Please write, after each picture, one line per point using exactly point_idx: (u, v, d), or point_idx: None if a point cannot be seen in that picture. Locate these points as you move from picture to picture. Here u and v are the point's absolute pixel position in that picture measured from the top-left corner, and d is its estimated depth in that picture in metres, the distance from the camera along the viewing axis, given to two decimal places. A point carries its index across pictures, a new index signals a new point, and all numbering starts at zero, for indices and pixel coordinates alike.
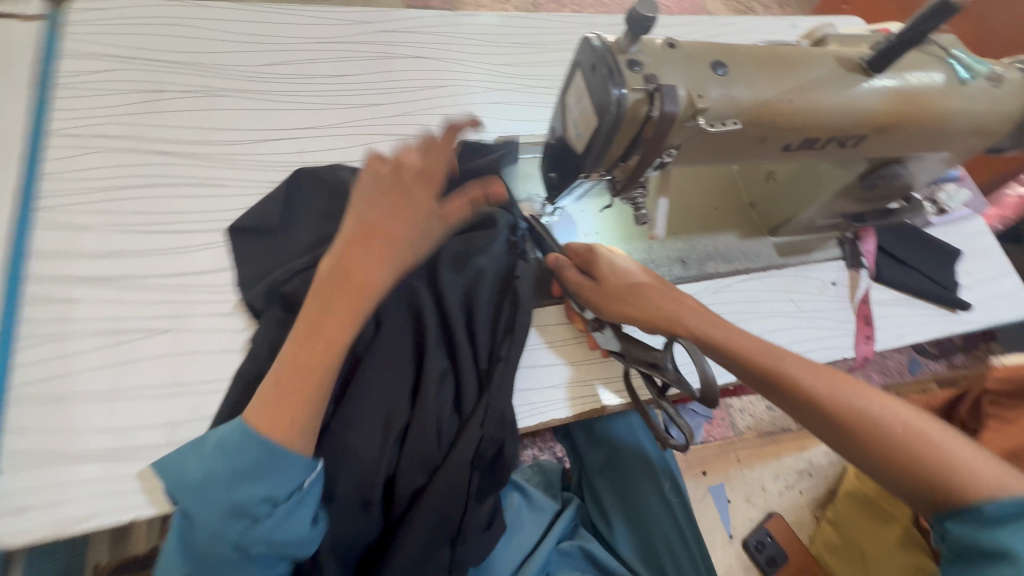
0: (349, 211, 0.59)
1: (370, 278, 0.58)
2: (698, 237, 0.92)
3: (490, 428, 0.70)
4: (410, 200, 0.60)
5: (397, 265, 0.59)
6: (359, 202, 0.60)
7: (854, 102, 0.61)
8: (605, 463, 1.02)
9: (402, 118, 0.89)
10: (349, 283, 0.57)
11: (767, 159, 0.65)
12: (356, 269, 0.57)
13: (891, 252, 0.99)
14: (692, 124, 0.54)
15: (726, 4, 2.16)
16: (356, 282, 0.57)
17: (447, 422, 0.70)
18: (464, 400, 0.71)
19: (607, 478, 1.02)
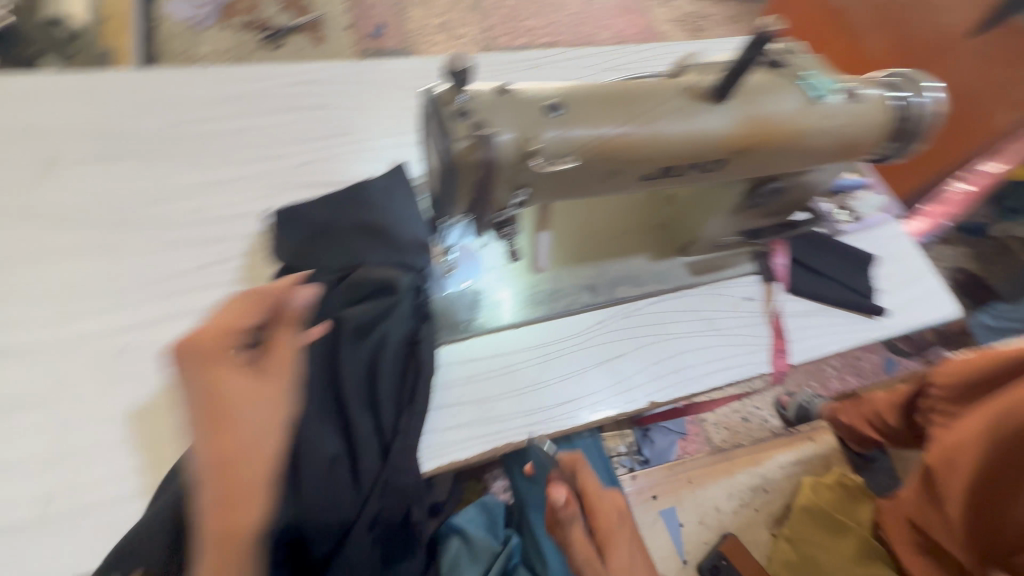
0: (226, 427, 0.45)
1: (254, 451, 0.45)
2: (606, 263, 0.93)
3: (389, 501, 0.69)
4: (264, 403, 0.47)
5: (276, 428, 0.47)
6: (230, 410, 0.45)
7: (703, 129, 0.63)
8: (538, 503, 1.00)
9: (305, 167, 0.91)
10: (225, 490, 0.43)
11: (632, 188, 0.66)
12: (222, 429, 0.45)
13: (805, 262, 1.00)
14: (530, 165, 0.56)
15: (676, 24, 2.21)
16: (243, 461, 0.44)
17: (342, 500, 0.67)
18: (361, 476, 0.68)
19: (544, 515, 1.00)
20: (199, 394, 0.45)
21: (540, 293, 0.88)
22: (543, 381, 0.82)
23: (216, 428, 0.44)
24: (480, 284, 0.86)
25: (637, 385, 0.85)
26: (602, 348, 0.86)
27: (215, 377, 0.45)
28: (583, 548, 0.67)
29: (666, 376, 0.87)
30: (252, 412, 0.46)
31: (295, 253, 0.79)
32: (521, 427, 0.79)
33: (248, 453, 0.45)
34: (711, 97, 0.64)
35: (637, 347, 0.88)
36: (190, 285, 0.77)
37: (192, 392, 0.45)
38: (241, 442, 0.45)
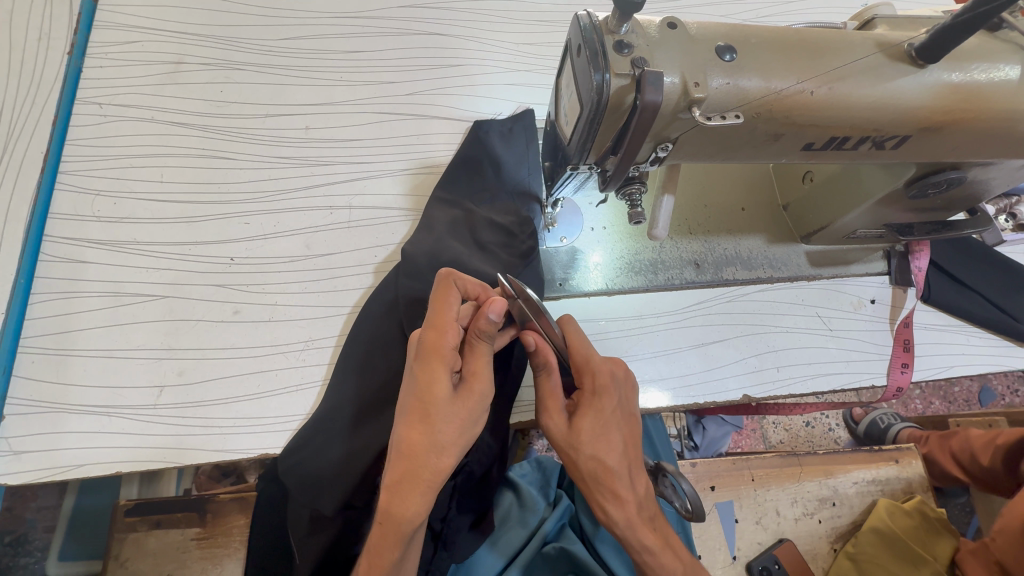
0: (422, 427, 0.49)
1: (436, 458, 0.49)
2: (717, 239, 0.84)
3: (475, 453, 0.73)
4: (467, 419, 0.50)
5: (459, 445, 0.50)
6: (429, 412, 0.49)
7: (895, 97, 0.53)
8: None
9: (411, 97, 0.87)
10: (406, 476, 0.48)
11: (787, 158, 0.58)
12: (429, 427, 0.49)
13: (948, 270, 0.87)
14: (687, 117, 0.49)
15: None
16: (425, 459, 0.49)
17: None
18: None
19: None
20: (421, 390, 0.50)
21: (640, 262, 0.81)
22: (632, 355, 0.77)
23: (425, 431, 0.49)
24: (578, 243, 0.81)
25: (732, 376, 0.78)
26: (700, 331, 0.80)
27: (433, 381, 0.50)
28: (549, 402, 0.62)
29: (765, 371, 0.79)
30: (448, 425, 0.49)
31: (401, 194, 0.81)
32: None
33: (431, 460, 0.49)
34: (912, 58, 0.53)
35: (741, 336, 0.80)
36: (294, 205, 0.77)
37: (416, 382, 0.51)
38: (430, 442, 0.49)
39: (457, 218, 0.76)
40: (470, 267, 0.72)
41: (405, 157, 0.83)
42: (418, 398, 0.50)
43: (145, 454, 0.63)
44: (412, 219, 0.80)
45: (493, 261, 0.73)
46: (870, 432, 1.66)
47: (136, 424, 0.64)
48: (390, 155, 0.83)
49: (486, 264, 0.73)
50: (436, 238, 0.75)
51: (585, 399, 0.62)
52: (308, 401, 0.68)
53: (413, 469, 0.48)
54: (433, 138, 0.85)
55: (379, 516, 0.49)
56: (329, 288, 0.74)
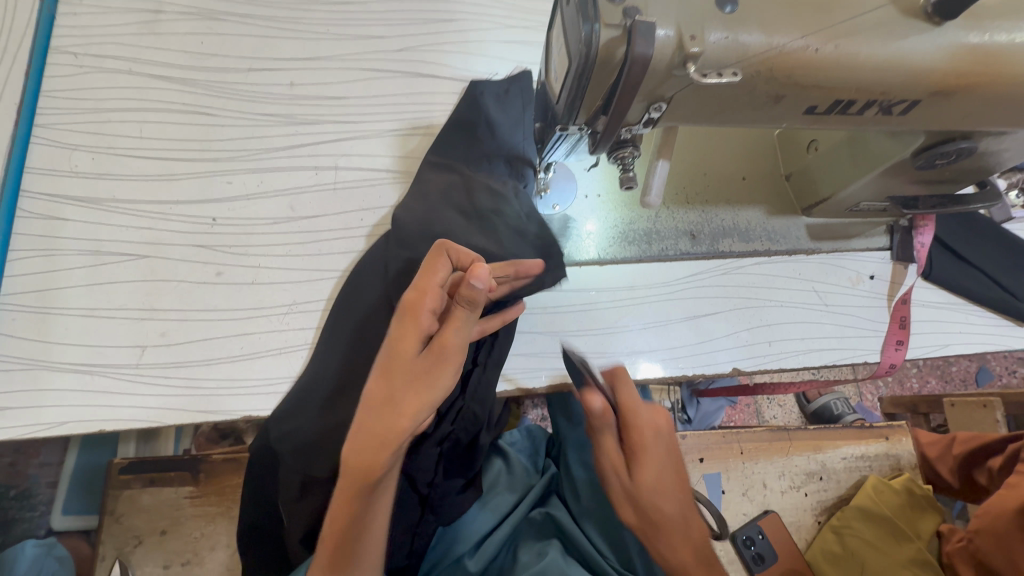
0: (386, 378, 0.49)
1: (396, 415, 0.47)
2: (715, 210, 0.82)
3: (463, 422, 0.72)
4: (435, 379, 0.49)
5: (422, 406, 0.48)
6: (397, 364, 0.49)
7: (906, 57, 0.49)
8: (577, 439, 0.99)
9: (402, 53, 0.83)
10: (370, 428, 0.47)
11: (788, 122, 0.55)
12: (393, 384, 0.48)
13: (953, 247, 0.84)
14: (682, 73, 0.46)
15: None
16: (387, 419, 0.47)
17: None
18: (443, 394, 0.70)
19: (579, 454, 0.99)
20: (391, 347, 0.50)
21: (634, 232, 0.79)
22: (622, 327, 0.76)
23: (392, 389, 0.48)
24: (570, 210, 0.79)
25: (723, 348, 0.77)
26: (693, 303, 0.78)
27: (402, 338, 0.50)
28: (608, 455, 0.60)
29: (757, 345, 0.78)
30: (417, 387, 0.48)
31: (389, 156, 0.78)
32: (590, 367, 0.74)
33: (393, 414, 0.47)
34: (929, 16, 0.49)
35: (733, 309, 0.79)
36: (278, 165, 0.75)
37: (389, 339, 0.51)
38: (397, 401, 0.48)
39: (446, 181, 0.74)
40: (464, 236, 0.70)
41: (394, 117, 0.80)
42: (390, 356, 0.49)
43: (128, 413, 0.63)
44: (401, 181, 0.77)
45: (485, 227, 0.71)
46: (820, 414, 1.68)
47: (118, 383, 0.64)
48: (378, 115, 0.80)
49: (478, 230, 0.71)
50: (428, 205, 0.72)
51: (637, 452, 0.58)
52: (294, 365, 0.67)
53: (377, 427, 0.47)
54: (423, 97, 0.81)
55: (342, 471, 0.49)
56: (314, 251, 0.72)
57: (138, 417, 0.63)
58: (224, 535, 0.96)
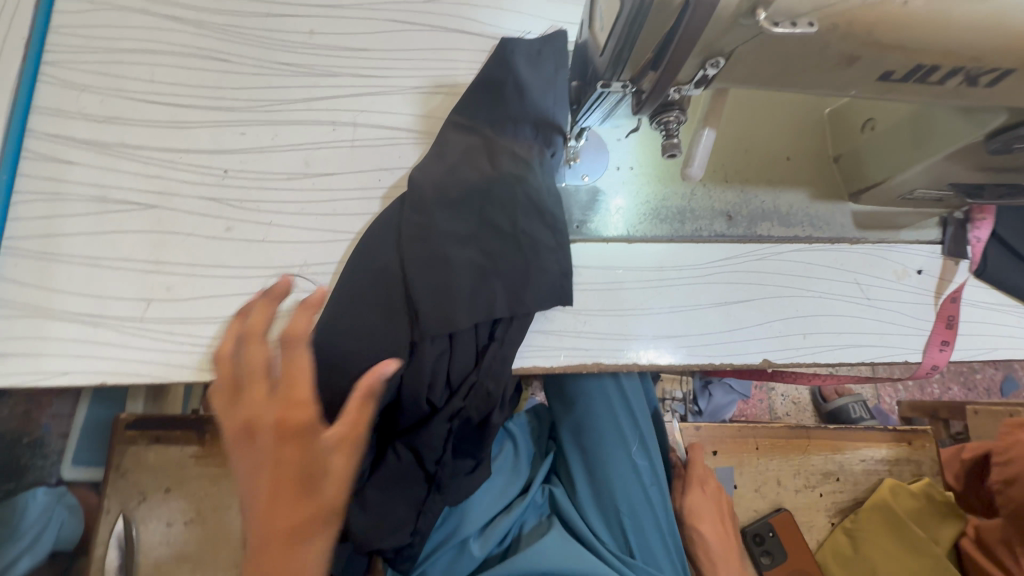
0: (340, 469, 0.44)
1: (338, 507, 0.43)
2: (755, 191, 0.76)
3: (473, 401, 0.67)
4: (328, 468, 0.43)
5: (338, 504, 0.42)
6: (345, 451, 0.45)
7: (1009, 17, 0.43)
8: (574, 423, 0.95)
9: (429, 4, 0.78)
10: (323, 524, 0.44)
11: (857, 90, 0.49)
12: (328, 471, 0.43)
13: (1012, 245, 0.78)
14: (751, 23, 0.40)
15: None
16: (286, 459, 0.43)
17: (438, 387, 0.65)
18: (455, 370, 0.66)
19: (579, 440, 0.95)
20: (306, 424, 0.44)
21: (668, 209, 0.74)
22: (648, 309, 0.71)
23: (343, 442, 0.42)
24: (601, 182, 0.74)
25: (753, 338, 0.72)
26: (725, 288, 0.73)
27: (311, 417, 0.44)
28: None
29: (790, 337, 0.73)
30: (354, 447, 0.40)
31: (411, 114, 0.73)
32: (611, 348, 0.70)
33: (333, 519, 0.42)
34: None
35: (766, 299, 0.74)
36: (294, 118, 0.71)
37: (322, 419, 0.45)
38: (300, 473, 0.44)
39: (470, 144, 0.69)
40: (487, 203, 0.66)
41: (418, 73, 0.75)
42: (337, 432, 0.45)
43: (130, 368, 0.61)
44: (422, 142, 0.73)
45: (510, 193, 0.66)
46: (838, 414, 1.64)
47: (121, 336, 0.62)
48: (401, 70, 0.75)
49: (503, 196, 0.66)
50: (449, 166, 0.68)
51: None
52: None
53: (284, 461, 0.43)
54: (450, 54, 0.76)
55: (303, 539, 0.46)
56: (328, 211, 0.69)
57: (140, 372, 0.61)
58: (228, 496, 0.96)
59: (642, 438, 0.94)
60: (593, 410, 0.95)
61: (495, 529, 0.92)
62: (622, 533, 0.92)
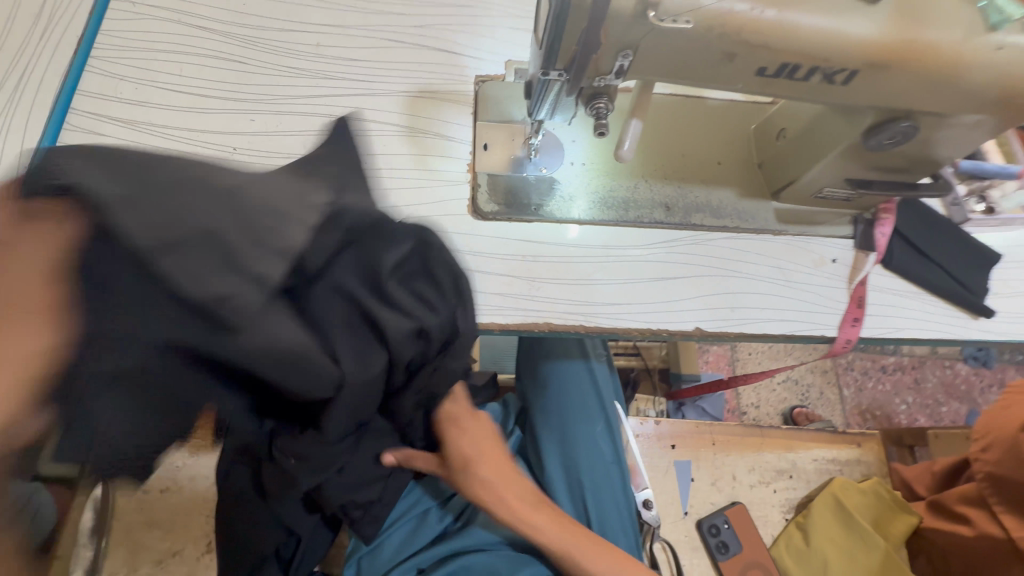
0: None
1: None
2: (689, 187, 0.89)
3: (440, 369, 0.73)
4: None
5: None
6: None
7: (842, 27, 0.57)
8: (543, 403, 1.03)
9: (419, 28, 0.93)
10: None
11: (743, 84, 0.62)
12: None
13: (912, 241, 0.90)
14: (645, 21, 0.54)
15: None
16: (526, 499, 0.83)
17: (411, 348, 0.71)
18: None
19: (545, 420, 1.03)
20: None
21: (614, 199, 0.86)
22: (594, 280, 0.82)
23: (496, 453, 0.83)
24: (557, 174, 0.86)
25: (688, 308, 0.82)
26: (664, 266, 0.84)
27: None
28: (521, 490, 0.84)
29: (720, 308, 0.83)
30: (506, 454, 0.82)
31: (398, 112, 0.87)
32: (561, 312, 0.79)
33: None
34: None
35: (700, 276, 0.85)
36: (297, 112, 0.84)
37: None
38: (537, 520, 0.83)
39: None
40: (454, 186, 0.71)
41: (405, 80, 0.89)
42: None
43: None
44: (404, 134, 0.86)
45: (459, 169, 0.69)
46: None
47: None
48: (392, 77, 0.89)
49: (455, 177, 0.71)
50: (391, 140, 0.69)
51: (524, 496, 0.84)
52: None
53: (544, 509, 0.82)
54: (434, 67, 0.91)
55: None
56: None
57: None
58: (204, 465, 1.01)
59: (607, 420, 1.03)
60: (563, 393, 1.03)
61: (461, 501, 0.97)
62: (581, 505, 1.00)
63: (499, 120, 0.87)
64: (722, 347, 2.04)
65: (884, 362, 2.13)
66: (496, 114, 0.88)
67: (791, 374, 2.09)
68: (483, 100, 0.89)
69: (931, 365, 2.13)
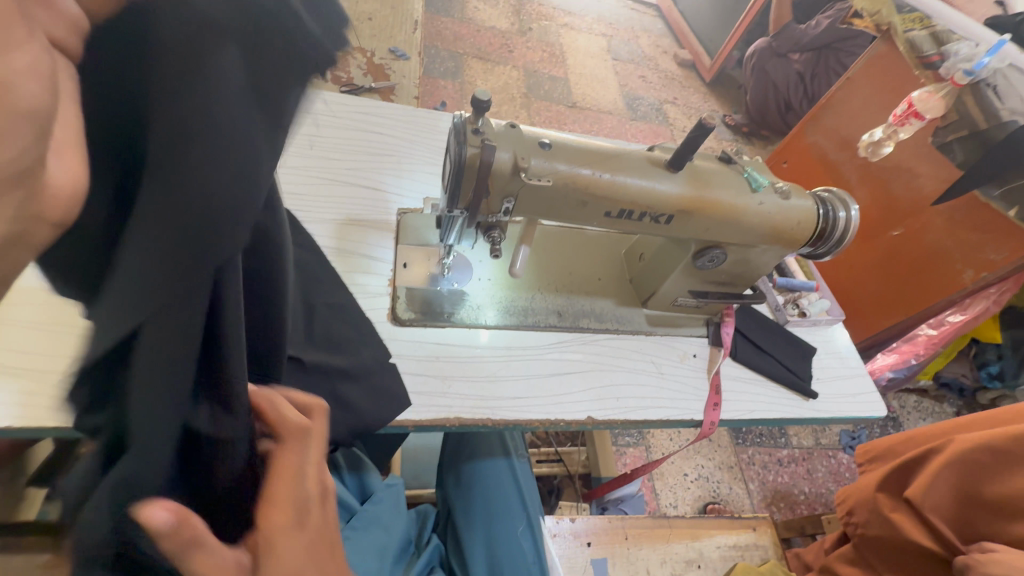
0: None
1: None
2: (576, 297, 1.08)
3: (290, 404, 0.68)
4: None
5: None
6: None
7: (657, 186, 0.82)
8: (462, 502, 1.05)
9: (351, 170, 1.13)
10: None
11: (597, 221, 0.84)
12: None
13: (750, 338, 1.14)
14: (520, 178, 0.75)
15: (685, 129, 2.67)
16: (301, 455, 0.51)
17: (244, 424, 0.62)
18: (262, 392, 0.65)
19: (466, 521, 1.03)
20: None
21: (515, 307, 1.03)
22: (500, 376, 0.94)
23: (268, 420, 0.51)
24: (467, 287, 1.02)
25: (580, 399, 0.96)
26: (558, 362, 0.99)
27: None
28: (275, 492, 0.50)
29: (607, 398, 0.97)
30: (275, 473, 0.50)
31: (328, 236, 1.01)
32: (470, 406, 0.89)
33: None
34: (669, 167, 0.84)
35: (588, 370, 1.00)
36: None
37: None
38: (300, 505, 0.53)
39: None
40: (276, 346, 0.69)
41: (337, 210, 1.06)
42: None
43: (48, 413, 0.71)
44: (333, 254, 0.99)
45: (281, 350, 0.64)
46: None
47: (44, 385, 0.73)
48: (325, 207, 1.05)
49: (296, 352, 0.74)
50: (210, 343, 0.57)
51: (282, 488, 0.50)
52: None
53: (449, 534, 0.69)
54: (363, 200, 1.09)
55: None
56: None
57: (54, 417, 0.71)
58: None
59: (528, 516, 1.04)
60: (482, 489, 1.05)
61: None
62: None
63: (418, 243, 1.05)
64: (637, 449, 2.16)
65: (779, 455, 2.34)
66: (416, 239, 1.05)
67: (701, 472, 2.22)
68: (404, 227, 1.06)
69: (818, 456, 2.37)
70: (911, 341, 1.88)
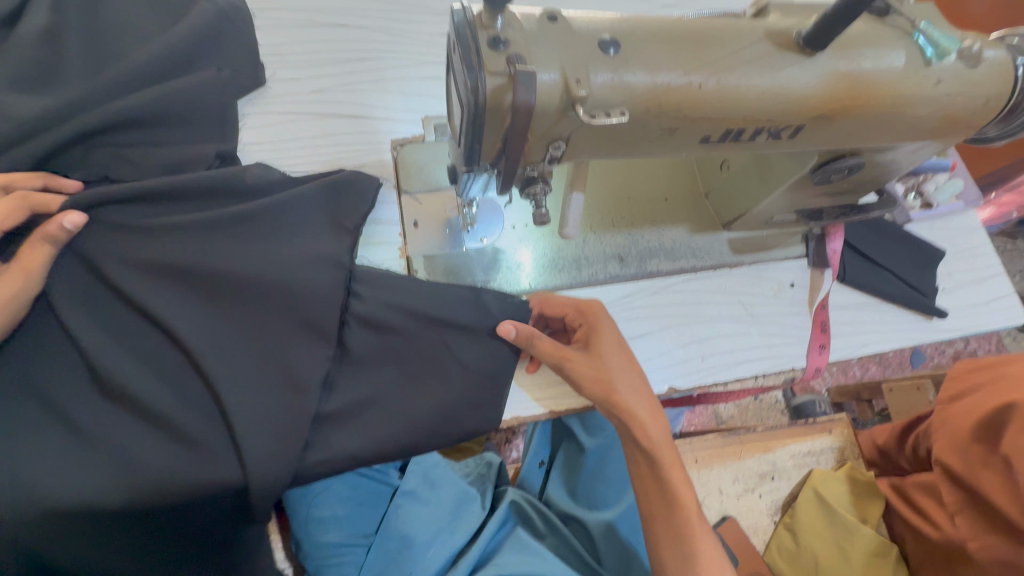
0: None
1: None
2: (640, 232, 0.84)
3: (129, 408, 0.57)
4: None
5: None
6: None
7: (784, 86, 0.52)
8: (596, 452, 1.01)
9: (317, 94, 0.85)
10: None
11: (686, 151, 0.57)
12: None
13: (862, 249, 0.89)
14: (573, 115, 0.47)
15: None
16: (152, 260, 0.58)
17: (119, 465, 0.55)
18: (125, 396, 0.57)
19: (593, 472, 1.00)
20: None
21: (564, 259, 0.81)
22: None
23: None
24: (499, 242, 0.80)
25: (659, 366, 0.79)
26: (628, 324, 0.80)
27: None
28: (561, 350, 0.66)
29: (690, 361, 0.81)
30: (590, 370, 0.66)
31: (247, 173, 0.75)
32: (527, 398, 0.75)
33: None
34: (800, 46, 0.52)
35: (667, 326, 0.81)
36: (146, 151, 0.66)
37: None
38: (595, 368, 0.66)
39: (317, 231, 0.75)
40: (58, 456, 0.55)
41: (307, 163, 0.82)
42: None
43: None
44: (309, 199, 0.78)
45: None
46: (801, 407, 1.59)
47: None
48: (288, 166, 0.81)
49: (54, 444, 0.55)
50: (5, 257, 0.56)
51: (585, 334, 0.69)
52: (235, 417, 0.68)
53: (638, 487, 0.69)
54: (341, 137, 0.84)
55: None
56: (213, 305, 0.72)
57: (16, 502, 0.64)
58: None
59: None
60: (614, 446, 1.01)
61: (461, 563, 0.91)
62: (618, 562, 0.94)
63: (426, 189, 0.81)
64: None
65: None
66: (423, 183, 0.81)
67: None
68: (403, 166, 0.81)
69: None
70: (1009, 189, 1.30)
